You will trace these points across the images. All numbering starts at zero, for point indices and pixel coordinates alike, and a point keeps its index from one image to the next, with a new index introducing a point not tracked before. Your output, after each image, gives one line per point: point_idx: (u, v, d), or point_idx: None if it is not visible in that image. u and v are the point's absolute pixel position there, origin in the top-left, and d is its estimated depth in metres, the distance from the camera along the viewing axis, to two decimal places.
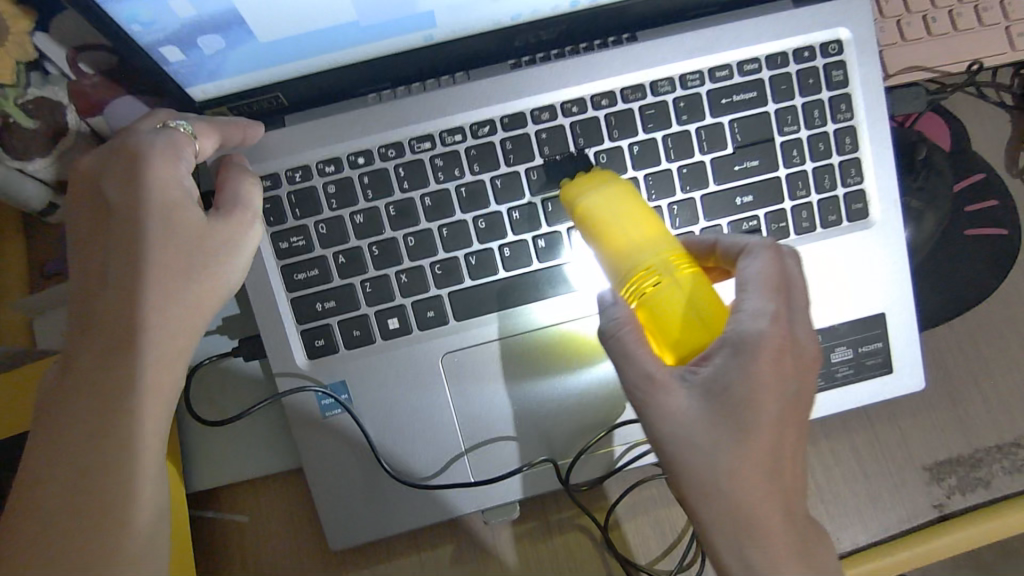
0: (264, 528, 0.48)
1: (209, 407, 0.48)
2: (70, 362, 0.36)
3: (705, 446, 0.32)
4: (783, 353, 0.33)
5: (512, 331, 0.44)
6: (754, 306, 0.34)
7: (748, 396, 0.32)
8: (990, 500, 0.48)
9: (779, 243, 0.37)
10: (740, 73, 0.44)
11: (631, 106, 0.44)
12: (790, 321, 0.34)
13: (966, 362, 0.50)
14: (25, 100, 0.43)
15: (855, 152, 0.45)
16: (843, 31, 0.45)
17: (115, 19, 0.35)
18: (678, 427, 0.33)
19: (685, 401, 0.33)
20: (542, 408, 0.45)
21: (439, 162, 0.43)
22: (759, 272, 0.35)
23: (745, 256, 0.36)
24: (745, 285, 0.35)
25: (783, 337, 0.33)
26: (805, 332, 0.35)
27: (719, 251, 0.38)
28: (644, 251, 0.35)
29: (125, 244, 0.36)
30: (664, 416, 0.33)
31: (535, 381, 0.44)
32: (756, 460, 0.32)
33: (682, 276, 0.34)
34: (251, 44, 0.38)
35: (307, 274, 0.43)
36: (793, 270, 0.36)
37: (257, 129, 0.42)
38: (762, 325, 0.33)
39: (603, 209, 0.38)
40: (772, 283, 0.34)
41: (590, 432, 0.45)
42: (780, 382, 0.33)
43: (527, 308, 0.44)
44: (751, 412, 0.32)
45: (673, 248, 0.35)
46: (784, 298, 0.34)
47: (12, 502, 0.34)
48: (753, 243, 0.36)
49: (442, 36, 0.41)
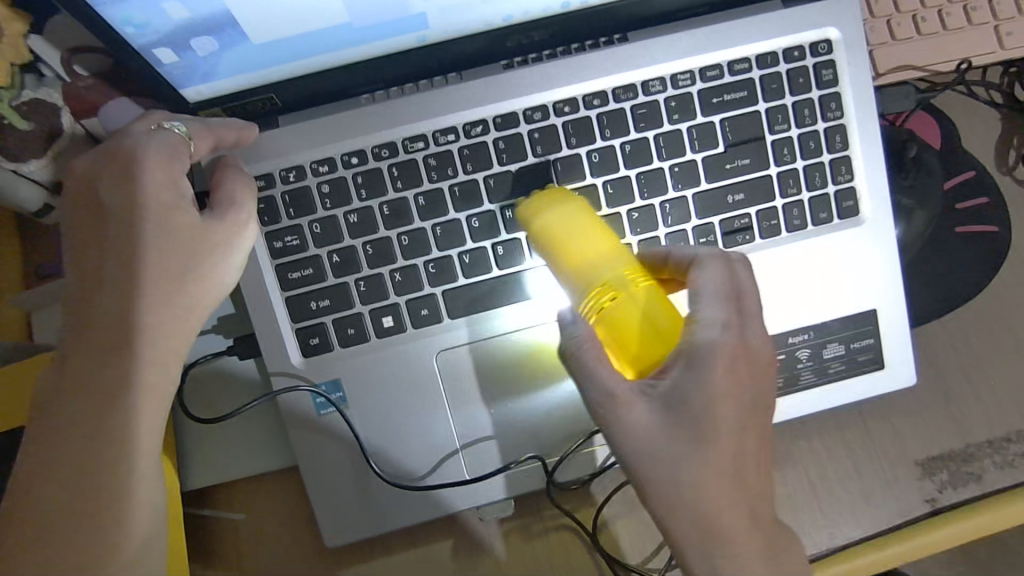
0: (259, 529, 0.48)
1: (203, 407, 0.48)
2: (66, 364, 0.36)
3: (668, 461, 0.33)
4: (735, 362, 0.34)
5: (476, 342, 0.45)
6: (709, 315, 0.35)
7: (705, 407, 0.33)
8: (981, 494, 0.48)
9: (730, 252, 0.38)
10: (730, 73, 0.45)
11: (623, 106, 0.44)
12: (743, 329, 0.35)
13: (957, 358, 0.51)
14: (19, 102, 0.43)
15: (845, 150, 0.46)
16: (832, 30, 0.45)
17: (109, 21, 0.35)
18: (638, 444, 0.33)
19: (646, 415, 0.33)
20: (508, 417, 0.45)
21: (432, 162, 0.43)
22: (711, 282, 0.36)
23: (696, 268, 0.37)
24: (699, 295, 0.36)
25: (736, 344, 0.34)
26: (760, 338, 0.36)
27: (669, 262, 0.38)
28: (601, 268, 0.36)
29: (121, 247, 0.37)
30: (626, 433, 0.33)
31: (502, 392, 0.45)
32: (721, 470, 0.33)
33: (639, 289, 0.35)
34: (244, 46, 0.38)
35: (302, 274, 0.43)
36: (744, 278, 0.36)
37: (252, 131, 0.42)
38: (715, 335, 0.34)
39: (558, 225, 0.38)
40: (723, 292, 0.35)
41: (560, 437, 0.46)
42: (736, 391, 0.34)
43: (494, 314, 0.44)
44: (710, 424, 0.33)
45: (627, 264, 0.37)
46: (735, 306, 0.35)
47: (10, 504, 0.34)
48: (704, 253, 0.37)
49: (434, 38, 0.42)
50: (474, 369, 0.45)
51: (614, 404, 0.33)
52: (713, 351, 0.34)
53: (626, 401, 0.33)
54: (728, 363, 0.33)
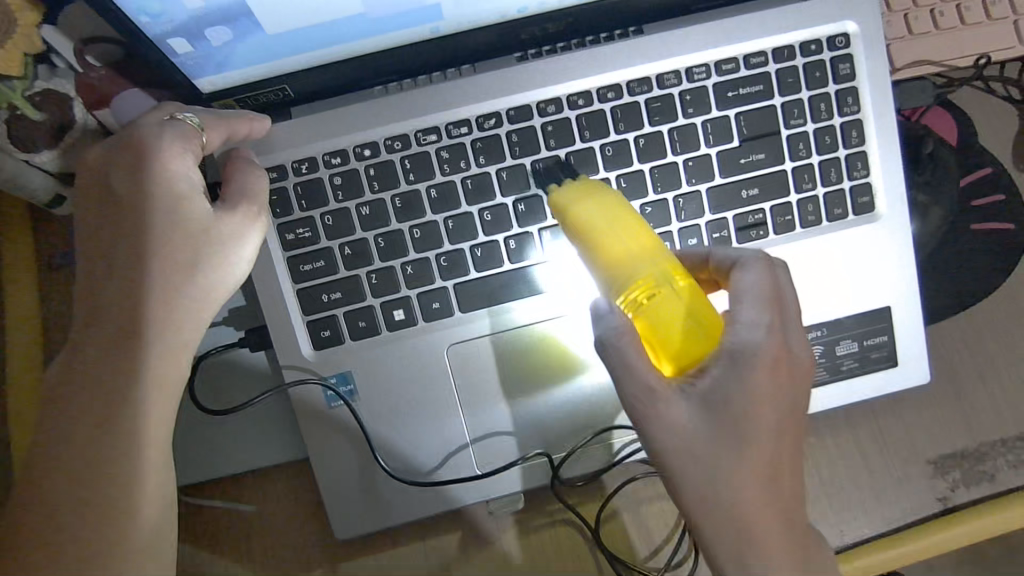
0: (267, 522, 0.48)
1: (214, 398, 0.48)
2: (77, 351, 0.36)
3: (705, 458, 0.33)
4: (778, 364, 0.34)
5: (498, 332, 0.44)
6: (750, 316, 0.34)
7: (744, 408, 0.33)
8: (993, 493, 0.48)
9: (771, 255, 0.37)
10: (746, 66, 0.44)
11: (637, 99, 0.44)
12: (785, 335, 0.35)
13: (972, 356, 0.50)
14: (33, 93, 0.44)
15: (861, 146, 0.45)
16: (850, 24, 0.45)
17: (124, 11, 0.35)
18: (677, 442, 0.34)
19: (685, 414, 0.33)
20: (539, 413, 0.45)
21: (444, 154, 0.43)
22: (754, 284, 0.35)
23: (738, 269, 0.36)
24: (740, 297, 0.35)
25: (779, 346, 0.34)
26: (799, 343, 0.36)
27: (711, 264, 0.39)
28: (642, 265, 0.35)
29: (133, 234, 0.37)
30: (664, 430, 0.34)
31: (521, 389, 0.45)
32: (756, 468, 0.33)
33: (683, 290, 0.34)
34: (258, 36, 0.38)
35: (313, 266, 0.43)
36: (784, 283, 0.36)
37: (264, 122, 0.42)
38: (758, 336, 0.34)
39: (598, 223, 0.37)
40: (768, 296, 0.35)
41: (581, 431, 0.45)
42: (777, 392, 0.34)
43: (507, 305, 0.44)
44: (751, 424, 0.33)
45: (669, 261, 0.35)
46: (778, 310, 0.35)
47: (21, 492, 0.34)
48: (746, 255, 0.37)
49: (448, 29, 0.41)
50: (502, 362, 0.45)
51: (648, 400, 0.33)
52: (737, 347, 0.34)
53: (662, 398, 0.33)
54: (740, 362, 0.33)
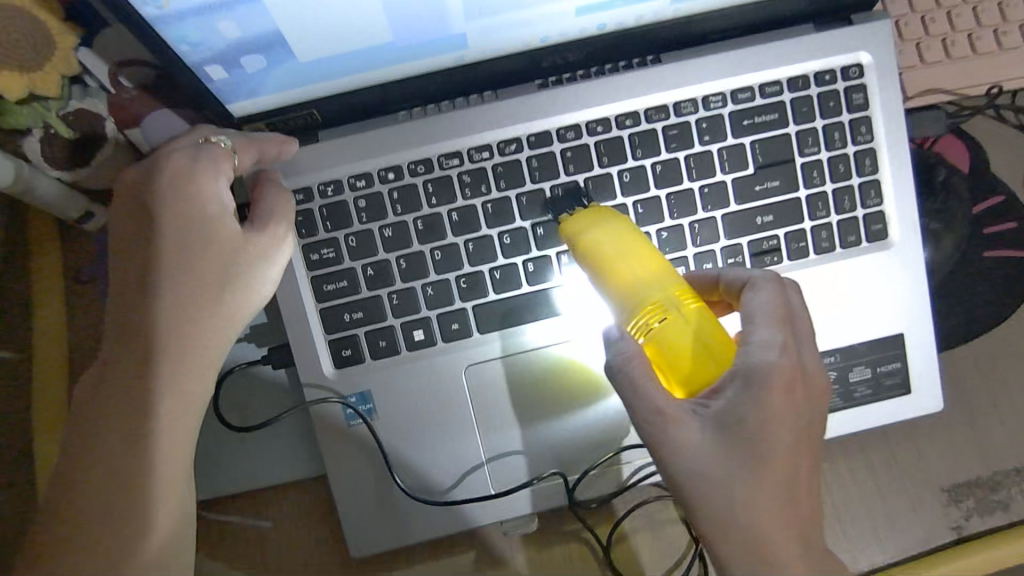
0: (283, 538, 0.49)
1: (235, 413, 0.49)
2: (105, 365, 0.37)
3: (721, 479, 0.34)
4: (792, 383, 0.34)
5: (514, 353, 0.45)
6: (762, 336, 0.35)
7: (759, 430, 0.33)
8: (1007, 522, 0.48)
9: (781, 276, 0.38)
10: (762, 95, 0.45)
11: (655, 127, 0.45)
12: (799, 353, 0.35)
13: (986, 384, 0.50)
14: (67, 112, 0.45)
15: (875, 174, 0.46)
16: (863, 55, 0.45)
17: (165, 40, 0.36)
18: (691, 464, 0.34)
19: (698, 436, 0.34)
20: (556, 436, 0.46)
21: (466, 178, 0.44)
22: (766, 303, 0.36)
23: (748, 290, 0.37)
24: (751, 318, 0.36)
25: (793, 368, 0.34)
26: (811, 360, 0.36)
27: (722, 285, 0.39)
28: (651, 287, 0.36)
29: (165, 253, 0.38)
30: (679, 454, 0.34)
31: (539, 411, 0.46)
32: (773, 489, 0.33)
33: (691, 311, 0.35)
34: (290, 63, 0.40)
35: (336, 286, 0.44)
36: (795, 303, 0.37)
37: (292, 145, 0.43)
38: (772, 356, 0.34)
39: (605, 245, 0.38)
40: (777, 315, 0.36)
41: (597, 454, 0.46)
42: (792, 414, 0.34)
43: (522, 330, 0.45)
44: (766, 445, 0.34)
45: (678, 284, 0.36)
46: (789, 329, 0.36)
47: (49, 504, 0.35)
48: (757, 276, 0.37)
49: (472, 57, 0.42)
50: (520, 386, 0.45)
51: (659, 422, 0.34)
52: (758, 376, 0.34)
53: (673, 419, 0.34)
54: (764, 383, 0.34)
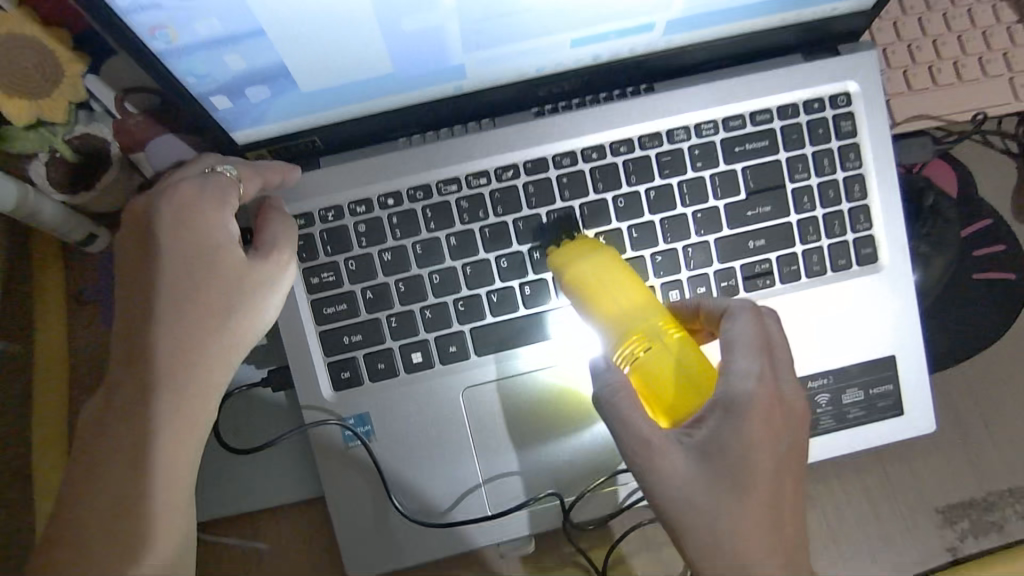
0: (282, 559, 0.49)
1: (234, 434, 0.49)
2: (110, 391, 0.37)
3: (704, 507, 0.34)
4: (771, 410, 0.35)
5: (505, 383, 0.46)
6: (741, 366, 0.36)
7: (740, 457, 0.34)
8: (1002, 544, 0.48)
9: (759, 304, 0.39)
10: (752, 123, 0.46)
11: (649, 153, 0.46)
12: (776, 380, 0.36)
13: (977, 405, 0.51)
14: (73, 136, 0.46)
15: (864, 199, 0.47)
16: (851, 84, 0.47)
17: (173, 72, 0.37)
18: (675, 492, 0.35)
19: (682, 464, 0.34)
20: (546, 460, 0.46)
21: (464, 204, 0.45)
22: (744, 332, 0.37)
23: (727, 318, 0.38)
24: (731, 347, 0.36)
25: (771, 394, 0.35)
26: (790, 386, 0.37)
27: (702, 313, 0.40)
28: (635, 317, 0.37)
29: (170, 279, 0.38)
30: (663, 483, 0.34)
31: (529, 439, 0.46)
32: (756, 516, 0.34)
33: (674, 341, 0.36)
34: (294, 93, 0.41)
35: (335, 308, 0.45)
36: (773, 330, 0.38)
37: (295, 172, 0.44)
38: (750, 386, 0.35)
39: (592, 276, 0.39)
40: (756, 344, 0.36)
41: (589, 477, 0.46)
42: (772, 441, 0.35)
43: (515, 359, 0.45)
44: (748, 473, 0.34)
45: (661, 315, 0.37)
46: (767, 356, 0.36)
47: (51, 529, 0.35)
48: (734, 304, 0.38)
49: (470, 87, 0.44)
50: (510, 411, 0.46)
51: (646, 452, 0.34)
52: (745, 402, 0.34)
53: (659, 449, 0.34)
54: (748, 407, 0.34)
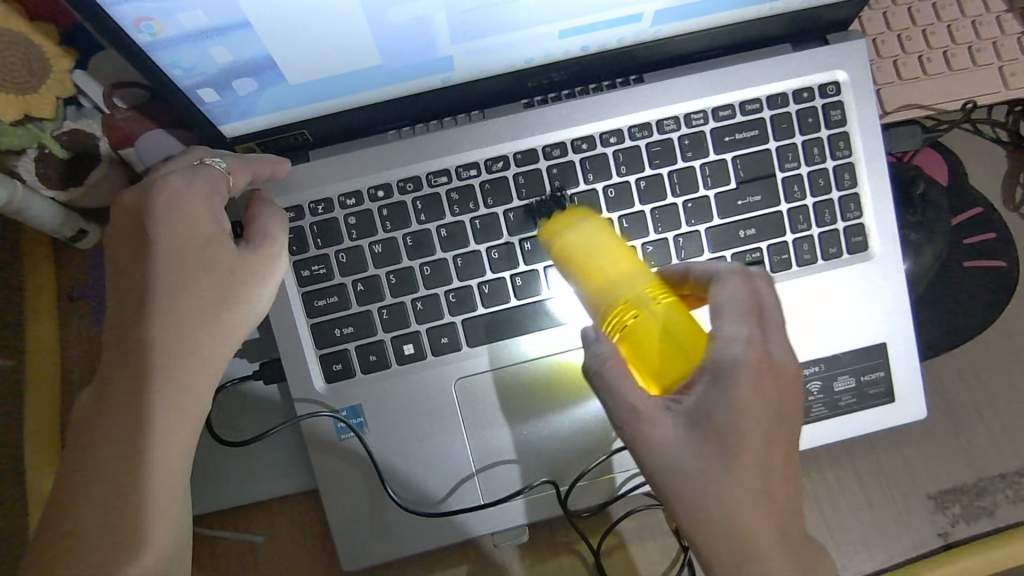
0: (277, 552, 0.49)
1: (227, 428, 0.49)
2: (104, 385, 0.37)
3: (693, 471, 0.34)
4: (760, 373, 0.35)
5: (504, 363, 0.46)
6: (730, 331, 0.36)
7: (729, 418, 0.34)
8: (994, 528, 0.49)
9: (749, 267, 0.39)
10: (742, 113, 0.46)
11: (638, 143, 0.46)
12: (766, 343, 0.36)
13: (969, 392, 0.51)
14: (61, 132, 0.46)
15: (854, 187, 0.47)
16: (840, 73, 0.47)
17: (159, 64, 0.37)
18: (663, 459, 0.35)
19: (671, 432, 0.34)
20: (546, 437, 0.46)
21: (454, 195, 0.45)
22: (731, 297, 0.37)
23: (715, 283, 0.38)
24: (720, 312, 0.36)
25: (760, 358, 0.35)
26: (783, 351, 0.37)
27: (690, 278, 0.39)
28: (622, 285, 0.37)
29: (161, 272, 0.38)
30: (654, 450, 0.35)
31: (526, 420, 0.46)
32: (743, 474, 0.34)
33: (662, 307, 0.36)
34: (282, 85, 0.41)
35: (327, 301, 0.45)
36: (764, 293, 0.38)
37: (285, 165, 0.44)
38: (738, 350, 0.35)
39: (579, 246, 0.38)
40: (744, 307, 0.36)
41: (591, 454, 0.46)
42: (762, 406, 0.34)
43: (515, 339, 0.46)
44: (737, 436, 0.34)
45: (649, 281, 0.37)
46: (756, 321, 0.36)
47: (47, 522, 0.35)
48: (723, 269, 0.38)
49: (459, 78, 0.44)
50: (507, 391, 0.46)
51: (636, 434, 0.35)
52: (731, 375, 0.34)
53: (648, 418, 0.35)
54: (737, 393, 0.34)
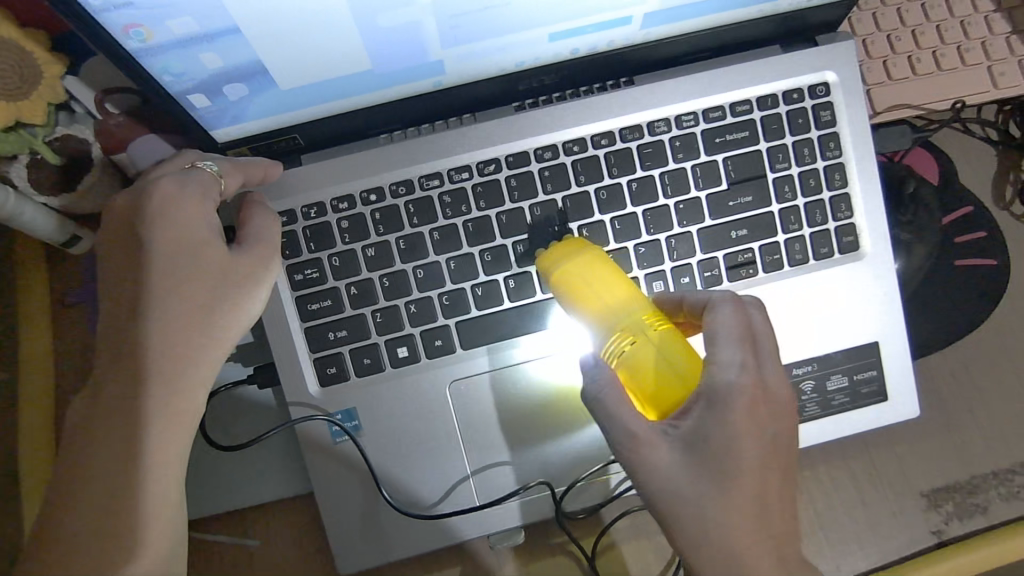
0: (273, 557, 0.49)
1: (222, 433, 0.49)
2: (98, 389, 0.37)
3: (691, 497, 0.35)
4: (756, 401, 0.35)
5: (495, 373, 0.46)
6: (725, 358, 0.36)
7: (726, 445, 0.34)
8: (987, 525, 0.49)
9: (741, 294, 0.39)
10: (733, 114, 0.46)
11: (630, 145, 0.46)
12: (760, 369, 0.36)
13: (961, 390, 0.51)
14: (53, 138, 0.46)
15: (845, 187, 0.48)
16: (829, 74, 0.47)
17: (150, 71, 0.37)
18: (662, 484, 0.35)
19: (669, 456, 0.35)
20: (536, 448, 0.46)
21: (447, 199, 0.45)
22: (724, 324, 0.37)
23: (708, 309, 0.38)
24: (714, 338, 0.36)
25: (755, 385, 0.35)
26: (776, 376, 0.37)
27: (685, 306, 0.40)
28: (620, 313, 0.38)
29: (154, 276, 0.38)
30: (652, 476, 0.35)
31: (517, 429, 0.46)
32: (742, 501, 0.34)
33: (657, 334, 0.36)
34: (273, 91, 0.41)
35: (320, 305, 0.45)
36: (756, 320, 0.38)
37: (277, 168, 0.44)
38: (732, 377, 0.35)
39: (578, 274, 0.39)
40: (737, 334, 0.36)
41: (583, 465, 0.47)
42: (757, 431, 0.35)
43: (505, 348, 0.46)
44: (733, 463, 0.34)
45: (646, 308, 0.38)
46: (750, 348, 0.36)
47: (42, 528, 0.35)
48: (715, 296, 0.39)
49: (450, 82, 0.44)
50: (507, 394, 0.46)
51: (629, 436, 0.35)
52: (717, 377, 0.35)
53: (647, 441, 0.35)
54: (727, 395, 0.34)
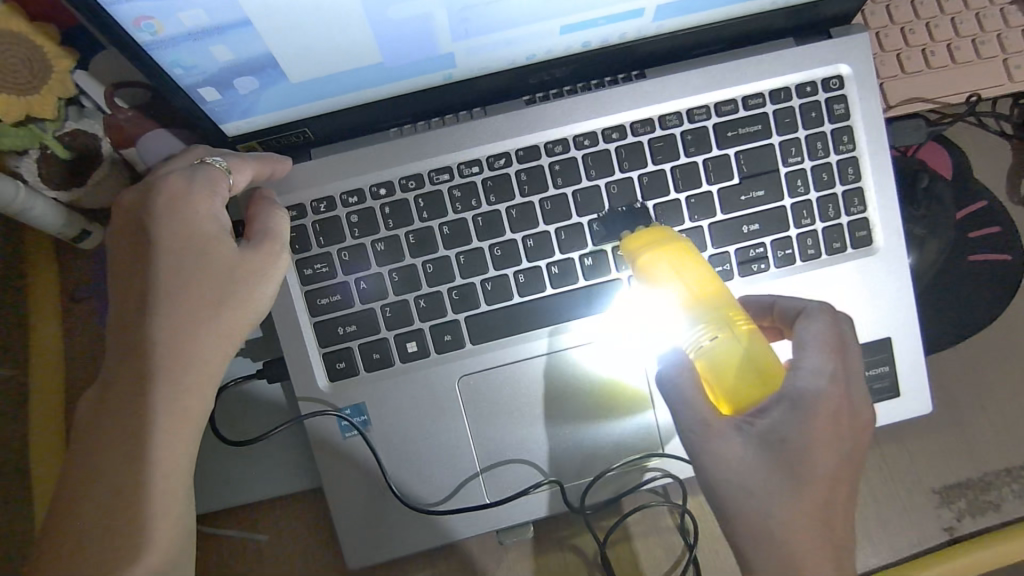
0: (282, 551, 0.49)
1: (232, 427, 0.49)
2: (107, 385, 0.37)
3: (758, 498, 0.34)
4: (838, 413, 0.35)
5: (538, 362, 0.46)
6: (812, 364, 0.36)
7: (803, 451, 0.34)
8: (1000, 522, 0.48)
9: (834, 307, 0.39)
10: (745, 108, 0.46)
11: (640, 139, 0.45)
12: (847, 384, 0.36)
13: (974, 387, 0.51)
14: (63, 133, 0.46)
15: (858, 182, 0.47)
16: (843, 67, 0.46)
17: (160, 65, 0.37)
18: (726, 483, 0.35)
19: (740, 454, 0.35)
20: (580, 433, 0.46)
21: (456, 193, 0.45)
22: (817, 333, 0.37)
23: (803, 317, 0.38)
24: (802, 345, 0.37)
25: (839, 396, 0.35)
26: (860, 393, 0.37)
27: (776, 311, 0.41)
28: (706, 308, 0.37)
29: (163, 272, 0.38)
30: (715, 470, 0.35)
31: (546, 421, 0.46)
32: (809, 507, 0.34)
33: (743, 333, 0.36)
34: (283, 84, 0.40)
35: (329, 299, 0.45)
36: (848, 333, 0.38)
37: (286, 163, 0.44)
38: (820, 384, 0.35)
39: (664, 265, 0.39)
40: (830, 344, 0.36)
41: (608, 456, 0.47)
42: (834, 441, 0.35)
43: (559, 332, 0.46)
44: (806, 468, 0.34)
45: (731, 306, 0.37)
46: (840, 359, 0.36)
47: (52, 523, 0.35)
48: (811, 306, 0.39)
49: (461, 75, 0.44)
50: (530, 390, 0.46)
51: None
52: None
53: None
54: None
